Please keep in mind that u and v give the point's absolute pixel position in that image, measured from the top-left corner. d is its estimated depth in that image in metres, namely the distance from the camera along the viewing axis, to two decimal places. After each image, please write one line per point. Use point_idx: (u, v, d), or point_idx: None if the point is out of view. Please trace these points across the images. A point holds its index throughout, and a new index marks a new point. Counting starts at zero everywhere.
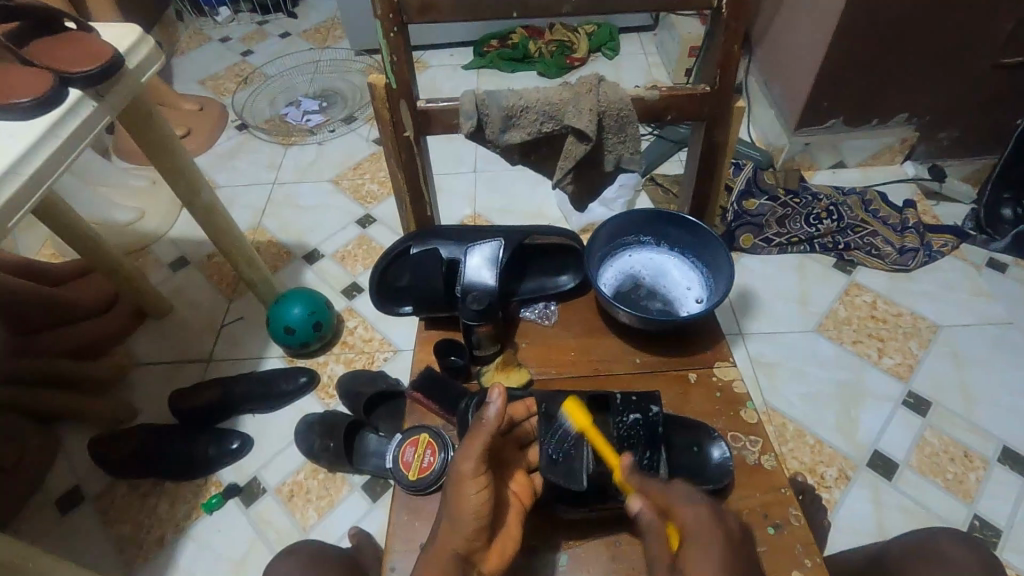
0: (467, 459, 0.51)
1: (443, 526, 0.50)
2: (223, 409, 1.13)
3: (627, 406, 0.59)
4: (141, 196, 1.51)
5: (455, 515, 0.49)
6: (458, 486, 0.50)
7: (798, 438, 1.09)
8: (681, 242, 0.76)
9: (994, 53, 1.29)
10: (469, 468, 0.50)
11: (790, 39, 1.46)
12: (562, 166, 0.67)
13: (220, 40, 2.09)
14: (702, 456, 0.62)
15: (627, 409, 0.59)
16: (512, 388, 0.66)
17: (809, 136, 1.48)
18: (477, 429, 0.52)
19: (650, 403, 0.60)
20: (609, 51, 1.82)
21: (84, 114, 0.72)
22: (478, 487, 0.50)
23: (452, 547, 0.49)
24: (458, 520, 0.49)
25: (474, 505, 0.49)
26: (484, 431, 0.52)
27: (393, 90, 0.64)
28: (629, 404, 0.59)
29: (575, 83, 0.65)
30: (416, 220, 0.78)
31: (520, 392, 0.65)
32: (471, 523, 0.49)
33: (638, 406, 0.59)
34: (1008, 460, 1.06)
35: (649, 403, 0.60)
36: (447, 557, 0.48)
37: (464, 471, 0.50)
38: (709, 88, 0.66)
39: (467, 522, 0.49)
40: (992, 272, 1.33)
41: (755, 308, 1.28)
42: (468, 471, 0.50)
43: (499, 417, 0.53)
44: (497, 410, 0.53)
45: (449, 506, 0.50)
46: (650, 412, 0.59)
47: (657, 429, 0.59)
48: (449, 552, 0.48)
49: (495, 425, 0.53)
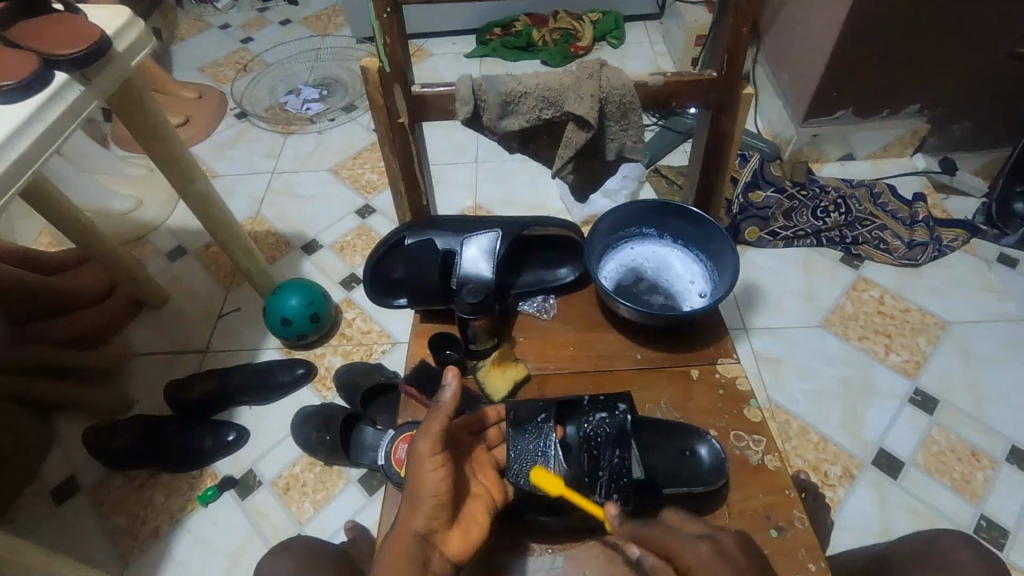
0: (425, 438, 0.50)
1: (405, 510, 0.49)
2: (219, 400, 1.12)
3: (595, 406, 0.59)
4: (139, 184, 1.50)
5: (416, 495, 0.49)
6: (416, 466, 0.49)
7: (801, 436, 1.07)
8: (685, 234, 0.73)
9: (1010, 42, 1.26)
10: (427, 447, 0.49)
11: (799, 28, 1.42)
12: (562, 155, 0.65)
13: (220, 27, 2.06)
14: (694, 459, 0.60)
15: (592, 409, 0.59)
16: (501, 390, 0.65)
17: (817, 127, 1.45)
18: (435, 408, 0.52)
19: (615, 401, 0.59)
20: (614, 39, 1.79)
21: (70, 99, 0.70)
22: (436, 466, 0.49)
23: (413, 528, 0.48)
24: (417, 500, 0.48)
25: (433, 483, 0.48)
26: (442, 412, 0.51)
27: (387, 74, 0.62)
28: (596, 404, 0.59)
29: (577, 68, 0.62)
30: (412, 209, 0.76)
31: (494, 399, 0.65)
32: (430, 502, 0.48)
33: (606, 404, 0.59)
34: (1016, 460, 1.04)
35: (616, 401, 0.59)
36: (408, 538, 0.47)
37: (423, 449, 0.49)
38: (716, 75, 0.64)
39: (426, 501, 0.48)
40: (1003, 268, 1.30)
41: (760, 303, 1.25)
42: (426, 449, 0.49)
43: (454, 399, 0.52)
44: (453, 392, 0.52)
45: (410, 487, 0.49)
46: (616, 410, 0.58)
47: (626, 426, 0.57)
48: (410, 534, 0.47)
49: (452, 406, 0.52)
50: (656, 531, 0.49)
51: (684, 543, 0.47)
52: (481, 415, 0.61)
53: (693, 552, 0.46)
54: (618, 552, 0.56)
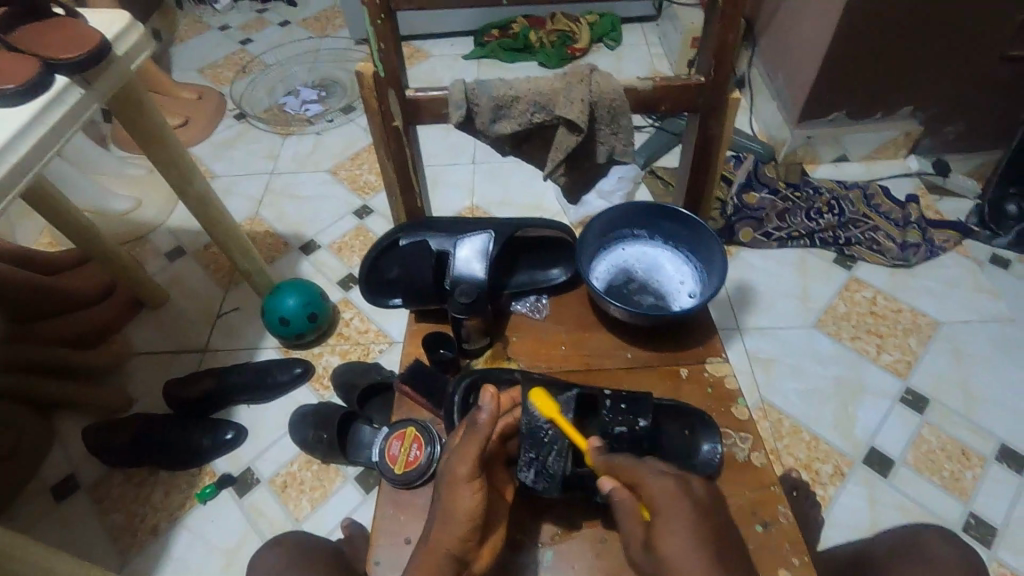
0: (462, 463, 0.52)
1: (437, 524, 0.51)
2: (216, 399, 1.13)
3: (615, 417, 0.59)
4: (139, 185, 1.51)
5: (448, 514, 0.51)
6: (452, 486, 0.51)
7: (793, 434, 1.08)
8: (676, 235, 0.75)
9: (1002, 44, 1.27)
10: (464, 471, 0.51)
11: (793, 31, 1.44)
12: (553, 157, 0.66)
13: (220, 28, 2.07)
14: (694, 441, 0.61)
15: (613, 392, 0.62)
16: (498, 371, 0.66)
17: (811, 129, 1.46)
18: (474, 430, 0.53)
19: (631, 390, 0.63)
20: (611, 41, 1.80)
21: (71, 102, 0.72)
22: (472, 491, 0.51)
23: (445, 547, 0.50)
24: (451, 523, 0.50)
25: (466, 507, 0.50)
26: (478, 436, 0.53)
27: (381, 78, 0.63)
28: (618, 415, 0.59)
29: (567, 73, 0.63)
30: (407, 211, 0.77)
31: (510, 375, 0.65)
32: (463, 525, 0.50)
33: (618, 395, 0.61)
34: (1006, 459, 1.05)
35: (638, 416, 0.59)
36: (442, 557, 0.49)
37: (459, 474, 0.51)
38: (704, 79, 0.65)
39: (460, 524, 0.50)
40: (995, 269, 1.31)
41: (752, 303, 1.27)
42: (463, 475, 0.51)
43: (490, 422, 0.54)
44: (488, 415, 0.54)
45: (443, 504, 0.52)
46: (637, 426, 0.58)
47: (643, 441, 0.58)
48: (444, 553, 0.49)
49: (488, 430, 0.53)
50: (628, 462, 0.52)
51: (651, 476, 0.51)
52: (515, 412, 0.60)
53: (657, 484, 0.50)
54: (607, 546, 0.58)
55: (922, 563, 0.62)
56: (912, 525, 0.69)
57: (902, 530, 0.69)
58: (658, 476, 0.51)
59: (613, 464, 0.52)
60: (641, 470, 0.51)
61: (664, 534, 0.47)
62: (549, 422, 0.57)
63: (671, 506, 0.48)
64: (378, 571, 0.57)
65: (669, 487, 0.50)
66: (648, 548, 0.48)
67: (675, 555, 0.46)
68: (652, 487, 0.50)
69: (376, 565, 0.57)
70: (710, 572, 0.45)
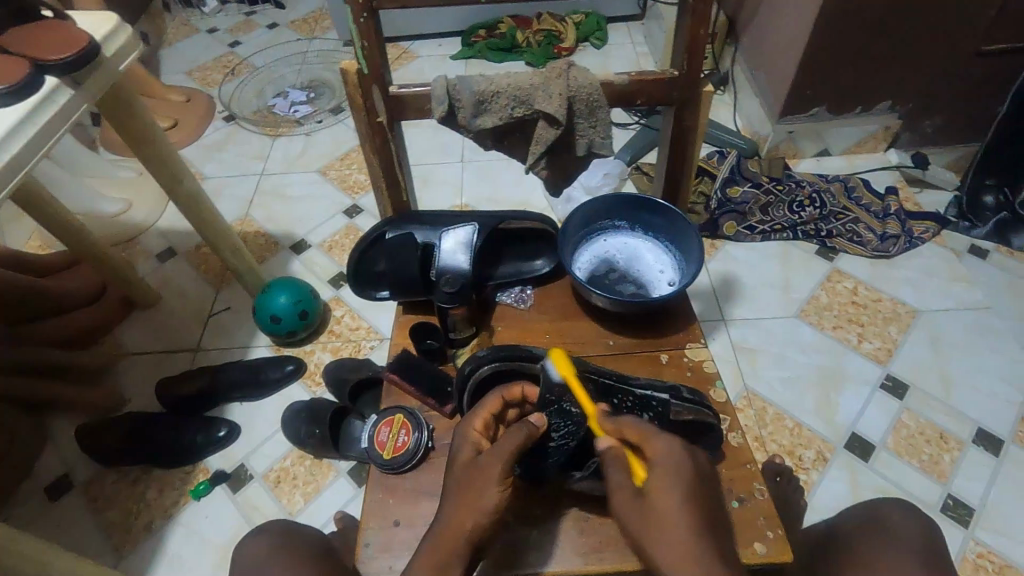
0: (497, 460, 0.53)
1: (457, 510, 0.53)
2: (208, 397, 1.15)
3: None
4: (128, 187, 1.52)
5: (473, 503, 0.52)
6: (481, 478, 0.53)
7: (777, 421, 1.10)
8: (654, 226, 0.77)
9: (975, 40, 1.30)
10: (499, 470, 0.53)
11: (774, 28, 1.46)
12: (534, 151, 0.68)
13: (208, 31, 2.08)
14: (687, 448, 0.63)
15: (635, 399, 0.62)
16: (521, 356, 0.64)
17: (792, 124, 1.49)
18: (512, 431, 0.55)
19: (653, 396, 0.62)
20: (597, 40, 1.83)
21: (61, 102, 0.73)
22: (501, 490, 0.53)
23: (462, 536, 0.51)
24: (472, 515, 0.52)
25: (491, 502, 0.52)
26: (516, 439, 0.54)
27: (365, 75, 0.65)
28: None
29: (545, 68, 0.65)
30: (394, 206, 0.79)
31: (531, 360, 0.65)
32: (485, 521, 0.52)
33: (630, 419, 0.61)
34: (983, 441, 1.08)
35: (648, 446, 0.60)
36: (460, 540, 0.51)
37: (495, 470, 0.53)
38: (677, 73, 0.67)
39: (482, 519, 0.52)
40: (973, 258, 1.35)
41: (736, 294, 1.29)
42: (497, 473, 0.53)
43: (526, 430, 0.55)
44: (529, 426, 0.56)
45: (465, 493, 0.53)
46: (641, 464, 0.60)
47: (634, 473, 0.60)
48: (462, 540, 0.51)
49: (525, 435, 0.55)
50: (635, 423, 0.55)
51: (652, 435, 0.53)
52: (523, 406, 0.63)
53: (662, 445, 0.52)
54: (590, 525, 0.61)
55: (886, 532, 0.65)
56: (879, 497, 0.72)
57: (870, 501, 0.72)
58: (667, 441, 0.53)
59: (620, 424, 0.55)
60: (649, 431, 0.54)
61: (660, 492, 0.50)
62: (557, 437, 0.59)
63: (672, 469, 0.51)
64: (368, 553, 0.58)
65: (673, 449, 0.52)
66: (639, 496, 0.51)
67: (666, 503, 0.49)
68: (658, 447, 0.52)
69: (366, 547, 0.59)
70: (691, 534, 0.48)
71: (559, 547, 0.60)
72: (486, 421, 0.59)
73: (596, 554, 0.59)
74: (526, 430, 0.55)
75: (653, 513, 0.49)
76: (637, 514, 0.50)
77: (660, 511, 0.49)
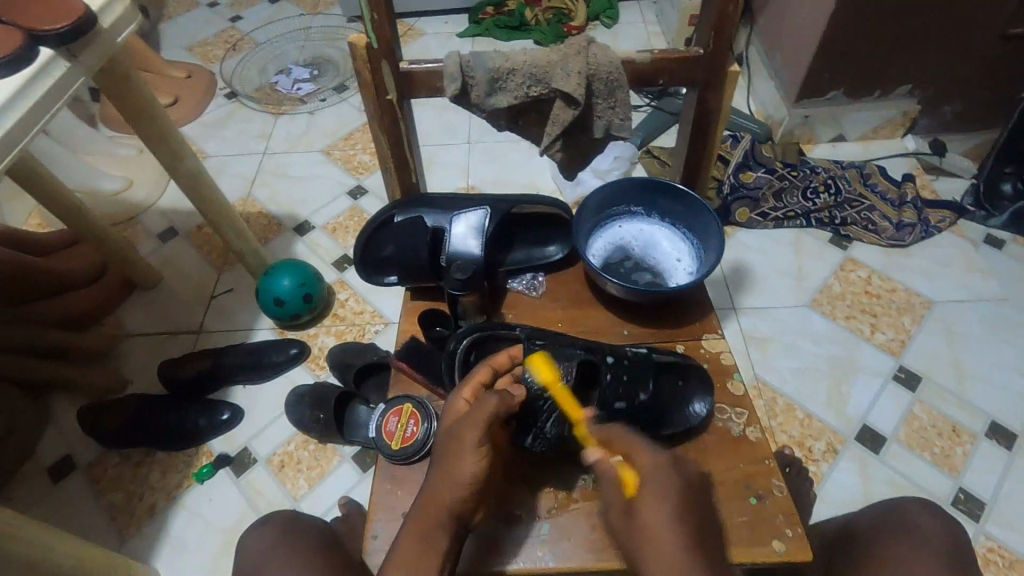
0: (471, 431, 0.53)
1: (438, 483, 0.53)
2: (211, 380, 1.13)
3: (615, 387, 0.60)
4: (127, 165, 1.48)
5: (447, 475, 0.52)
6: (458, 449, 0.53)
7: (787, 412, 1.09)
8: (673, 212, 0.74)
9: (1002, 23, 1.25)
10: (473, 438, 0.53)
11: (792, 8, 1.42)
12: (549, 132, 0.66)
13: (209, 5, 2.03)
14: (686, 398, 0.63)
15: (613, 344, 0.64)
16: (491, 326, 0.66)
17: (808, 108, 1.45)
18: (488, 398, 0.56)
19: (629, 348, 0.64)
20: (608, 19, 1.78)
21: (56, 75, 0.70)
22: (478, 459, 0.52)
23: (441, 506, 0.52)
24: (445, 486, 0.52)
25: (468, 472, 0.52)
26: (484, 410, 0.54)
27: (375, 50, 0.62)
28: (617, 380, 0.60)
29: (563, 45, 0.62)
30: (402, 188, 0.77)
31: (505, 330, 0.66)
32: (463, 491, 0.52)
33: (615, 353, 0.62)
34: (995, 435, 1.07)
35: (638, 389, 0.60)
36: (441, 513, 0.52)
37: (469, 440, 0.53)
38: (702, 51, 0.64)
39: (457, 488, 0.52)
40: (989, 249, 1.32)
41: (749, 283, 1.27)
42: (472, 441, 0.52)
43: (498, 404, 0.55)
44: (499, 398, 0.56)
45: (447, 464, 0.53)
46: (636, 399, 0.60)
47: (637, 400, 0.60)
48: (442, 509, 0.52)
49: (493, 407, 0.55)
50: (612, 432, 0.56)
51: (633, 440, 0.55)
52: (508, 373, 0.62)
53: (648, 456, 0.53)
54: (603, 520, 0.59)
55: (909, 532, 0.64)
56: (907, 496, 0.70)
57: (894, 498, 0.70)
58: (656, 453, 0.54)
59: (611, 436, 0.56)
60: (636, 442, 0.55)
61: (650, 509, 0.50)
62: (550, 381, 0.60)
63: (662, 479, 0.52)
64: (376, 545, 0.57)
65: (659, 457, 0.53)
66: (629, 512, 0.51)
67: (655, 520, 0.49)
68: (644, 458, 0.53)
69: (375, 538, 0.58)
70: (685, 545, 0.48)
71: (571, 544, 0.58)
72: (475, 390, 0.58)
73: (611, 550, 0.57)
74: (497, 396, 0.56)
75: (649, 528, 0.49)
76: (628, 529, 0.50)
77: (654, 532, 0.48)
